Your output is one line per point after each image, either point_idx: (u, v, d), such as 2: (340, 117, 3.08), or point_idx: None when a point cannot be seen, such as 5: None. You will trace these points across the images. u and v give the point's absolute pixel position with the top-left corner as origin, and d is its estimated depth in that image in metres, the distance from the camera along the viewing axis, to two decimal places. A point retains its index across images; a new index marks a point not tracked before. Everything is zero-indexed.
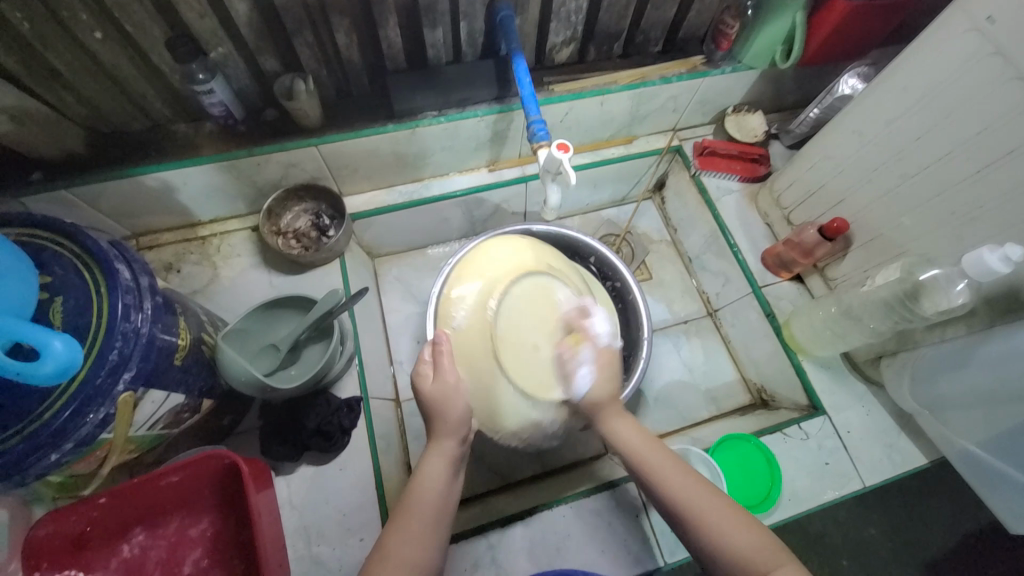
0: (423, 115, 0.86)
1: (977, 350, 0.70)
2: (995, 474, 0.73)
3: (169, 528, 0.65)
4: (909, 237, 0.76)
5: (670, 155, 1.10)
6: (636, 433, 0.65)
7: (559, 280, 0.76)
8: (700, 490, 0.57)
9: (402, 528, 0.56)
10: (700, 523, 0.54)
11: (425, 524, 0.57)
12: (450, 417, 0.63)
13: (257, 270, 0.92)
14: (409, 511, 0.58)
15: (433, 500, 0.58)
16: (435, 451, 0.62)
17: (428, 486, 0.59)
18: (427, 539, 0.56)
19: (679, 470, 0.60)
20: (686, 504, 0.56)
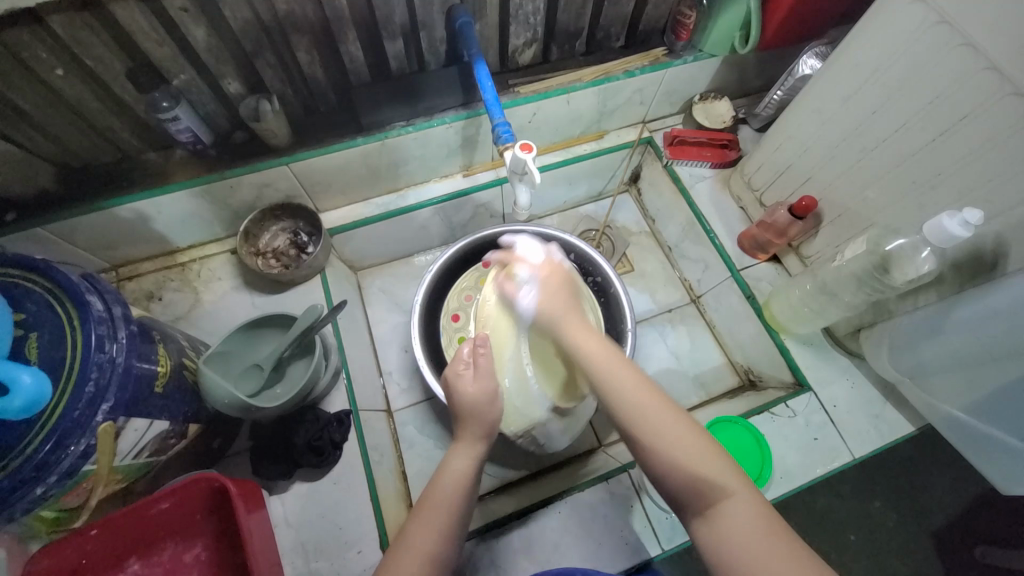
0: (392, 126, 0.87)
1: (949, 315, 0.72)
2: (980, 436, 0.74)
3: (164, 555, 0.65)
4: (876, 209, 0.77)
5: (641, 147, 1.11)
6: (599, 347, 0.59)
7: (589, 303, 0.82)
8: (660, 407, 0.54)
9: (424, 520, 0.56)
10: (667, 451, 0.51)
11: (447, 520, 0.56)
12: (485, 420, 0.64)
13: (238, 292, 0.92)
14: (433, 504, 0.57)
15: (455, 497, 0.58)
16: (461, 449, 0.63)
17: (454, 482, 0.59)
18: (445, 537, 0.55)
19: (660, 406, 0.54)
20: (639, 418, 0.53)
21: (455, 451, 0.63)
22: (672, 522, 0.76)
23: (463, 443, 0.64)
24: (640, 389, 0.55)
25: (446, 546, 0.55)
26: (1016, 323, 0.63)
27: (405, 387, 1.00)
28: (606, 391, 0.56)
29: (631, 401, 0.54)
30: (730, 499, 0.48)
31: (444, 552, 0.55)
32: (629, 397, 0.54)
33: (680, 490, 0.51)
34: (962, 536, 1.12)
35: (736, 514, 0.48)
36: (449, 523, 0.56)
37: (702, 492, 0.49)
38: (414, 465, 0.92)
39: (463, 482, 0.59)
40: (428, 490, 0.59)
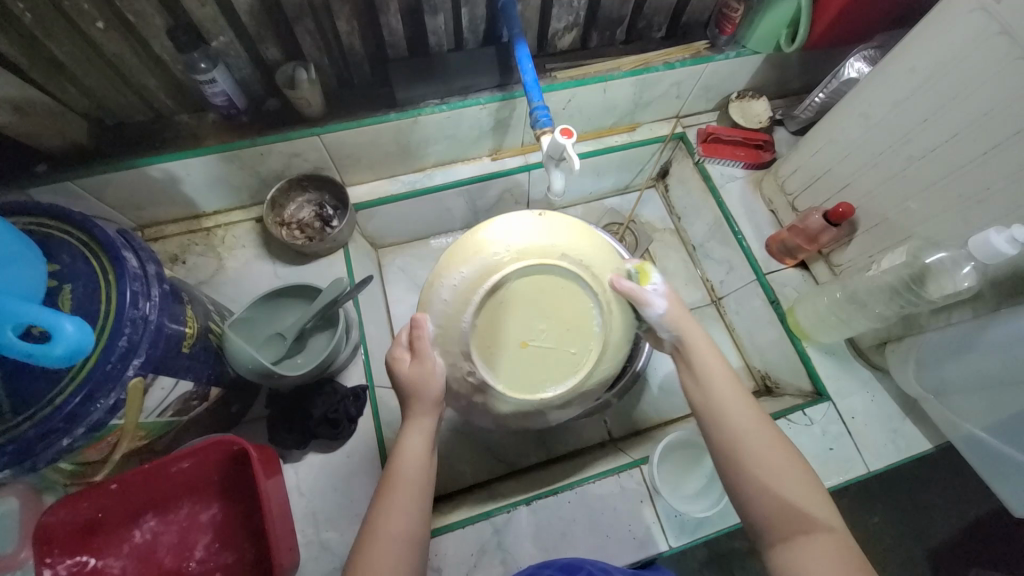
0: (425, 104, 0.86)
1: (982, 335, 0.70)
2: (1002, 459, 0.73)
3: (180, 513, 0.66)
4: (916, 220, 0.75)
5: (673, 143, 1.09)
6: (723, 375, 0.61)
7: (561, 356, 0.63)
8: (772, 442, 0.56)
9: (395, 503, 0.56)
10: (765, 474, 0.55)
11: (411, 499, 0.57)
12: (428, 398, 0.61)
13: (261, 260, 0.92)
14: (393, 485, 0.57)
15: (412, 478, 0.58)
16: (414, 425, 0.61)
17: (410, 462, 0.59)
18: (412, 513, 0.56)
19: (777, 448, 0.56)
20: (746, 439, 0.56)
21: (410, 426, 0.61)
22: (681, 520, 0.76)
23: (416, 418, 0.61)
24: (763, 437, 0.56)
25: (416, 521, 0.56)
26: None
27: None
28: (719, 414, 0.59)
29: (748, 433, 0.57)
30: (819, 535, 0.51)
31: (416, 527, 0.56)
32: (752, 441, 0.56)
33: (771, 514, 0.53)
34: (964, 558, 1.11)
35: (824, 549, 0.51)
36: (412, 501, 0.57)
37: (795, 523, 0.52)
38: None
39: (422, 459, 0.60)
40: (390, 473, 0.58)
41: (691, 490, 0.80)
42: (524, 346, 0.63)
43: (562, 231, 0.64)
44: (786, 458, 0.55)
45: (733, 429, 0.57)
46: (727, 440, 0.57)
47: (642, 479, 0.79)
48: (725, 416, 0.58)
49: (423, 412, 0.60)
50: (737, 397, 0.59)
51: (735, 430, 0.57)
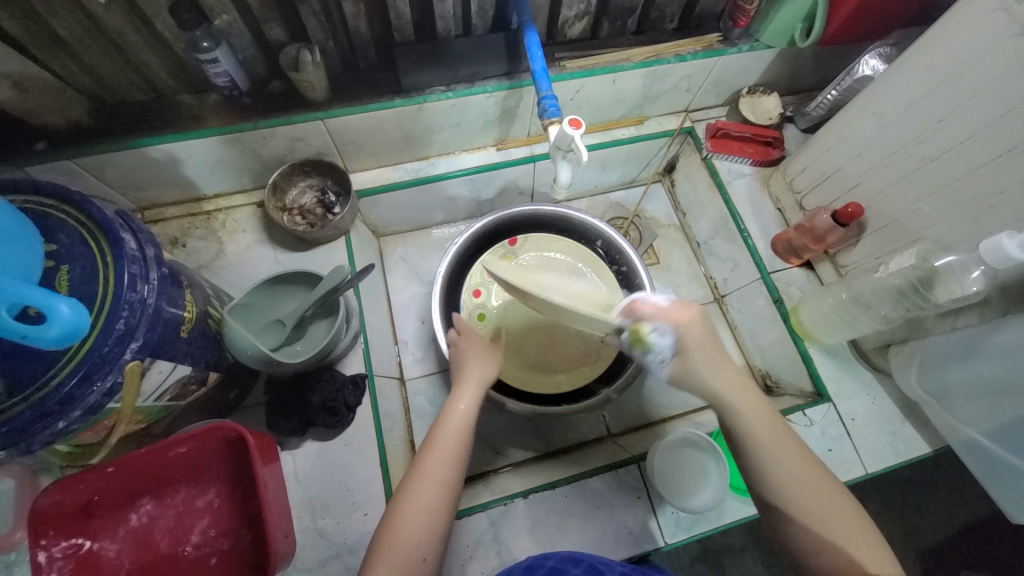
0: (431, 90, 0.84)
1: (987, 340, 0.70)
2: (1001, 464, 0.73)
3: (177, 498, 0.65)
4: (926, 222, 0.74)
5: (681, 137, 1.08)
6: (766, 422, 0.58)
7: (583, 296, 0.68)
8: (819, 484, 0.55)
9: (433, 458, 0.59)
10: (811, 517, 0.53)
11: (455, 450, 0.60)
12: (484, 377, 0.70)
13: (262, 246, 0.91)
14: (439, 435, 0.61)
15: (460, 432, 0.62)
16: (466, 391, 0.67)
17: (458, 419, 0.63)
18: (455, 462, 0.60)
19: (828, 495, 0.54)
20: (792, 484, 0.55)
21: (462, 390, 0.67)
22: (678, 517, 0.76)
23: (470, 382, 0.67)
24: (815, 484, 0.55)
25: (455, 470, 0.59)
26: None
27: (419, 358, 0.99)
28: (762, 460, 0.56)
29: (793, 479, 0.55)
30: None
31: (455, 477, 0.59)
32: (801, 485, 0.54)
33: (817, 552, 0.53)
34: (955, 560, 1.12)
35: None
36: (458, 454, 0.60)
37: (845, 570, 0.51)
38: (422, 435, 0.92)
39: (466, 420, 0.64)
40: (434, 432, 0.62)
41: (696, 478, 0.77)
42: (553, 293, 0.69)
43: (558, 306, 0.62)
44: (835, 498, 0.54)
45: (781, 479, 0.55)
46: (771, 486, 0.55)
47: (640, 476, 0.79)
48: (775, 467, 0.55)
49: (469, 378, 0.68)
50: (786, 447, 0.56)
51: (779, 473, 0.55)
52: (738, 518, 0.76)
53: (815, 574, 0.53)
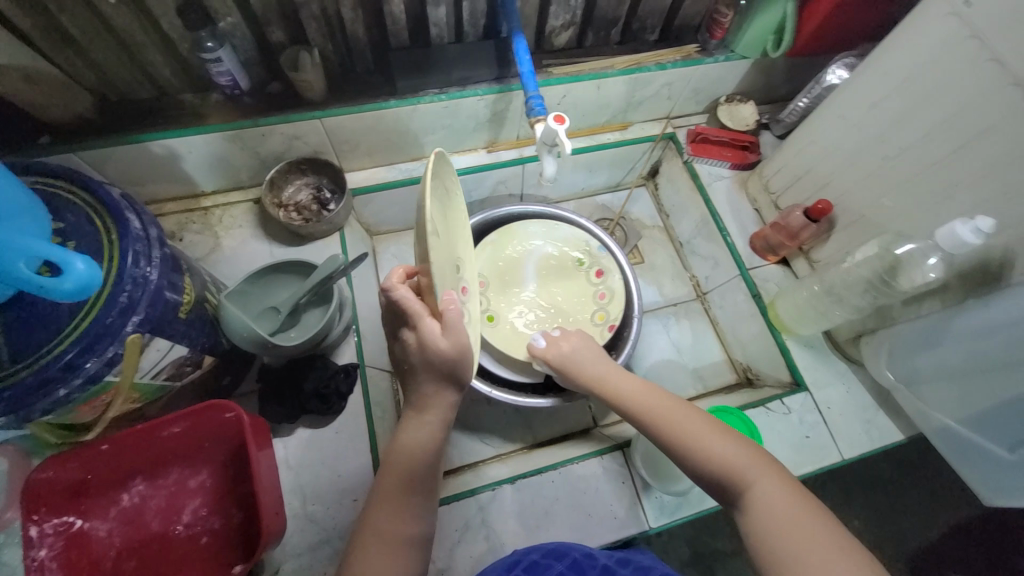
0: (425, 92, 0.88)
1: (952, 324, 0.74)
2: (970, 446, 0.76)
3: (169, 478, 0.67)
4: (890, 217, 0.79)
5: (664, 142, 1.13)
6: (646, 391, 0.68)
7: (551, 272, 1.00)
8: (698, 420, 0.61)
9: (387, 501, 0.61)
10: (699, 446, 0.59)
11: (414, 503, 0.61)
12: (438, 396, 0.64)
13: (257, 240, 0.93)
14: (395, 482, 0.62)
15: (419, 472, 0.62)
16: (420, 424, 0.65)
17: (412, 461, 0.63)
18: (410, 515, 0.61)
19: (705, 427, 0.60)
20: (677, 426, 0.62)
21: (421, 419, 0.65)
22: (663, 501, 0.78)
23: (430, 408, 0.65)
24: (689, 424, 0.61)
25: (415, 523, 0.61)
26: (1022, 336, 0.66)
27: None
28: (649, 416, 0.65)
29: (672, 423, 0.62)
30: (759, 481, 0.55)
31: (414, 529, 0.60)
32: (682, 422, 0.62)
33: (714, 477, 0.57)
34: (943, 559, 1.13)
35: (766, 491, 0.53)
36: (417, 505, 0.62)
37: (734, 481, 0.56)
38: None
39: (418, 454, 0.63)
40: (392, 467, 0.63)
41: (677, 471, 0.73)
42: (526, 277, 0.99)
43: (506, 332, 0.93)
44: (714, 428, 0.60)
45: (671, 428, 0.62)
46: (664, 432, 0.62)
47: (624, 461, 0.81)
48: (661, 421, 0.63)
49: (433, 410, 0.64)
50: (666, 403, 0.65)
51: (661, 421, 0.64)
52: (717, 502, 0.78)
53: (724, 496, 0.57)
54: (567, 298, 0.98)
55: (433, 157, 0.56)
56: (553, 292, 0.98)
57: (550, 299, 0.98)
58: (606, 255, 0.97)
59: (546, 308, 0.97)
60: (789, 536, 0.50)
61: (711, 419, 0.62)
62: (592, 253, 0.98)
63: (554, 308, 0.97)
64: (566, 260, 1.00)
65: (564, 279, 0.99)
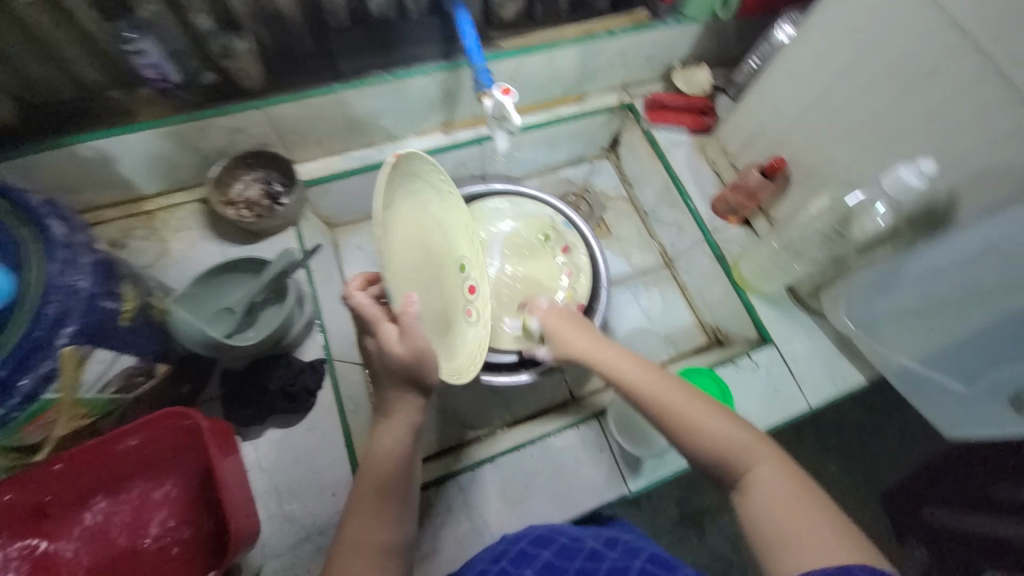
0: (372, 74, 0.86)
1: (905, 266, 0.75)
2: (926, 383, 0.80)
3: (132, 493, 0.65)
4: (841, 168, 0.81)
5: (622, 112, 1.11)
6: (642, 369, 0.63)
7: (517, 255, 0.98)
8: (700, 402, 0.58)
9: (362, 507, 0.59)
10: (701, 429, 0.56)
11: (391, 507, 0.59)
12: (411, 395, 0.62)
13: (208, 241, 0.89)
14: (370, 484, 0.60)
15: (394, 475, 0.60)
16: (393, 425, 0.63)
17: (386, 464, 0.61)
18: (386, 519, 0.59)
19: (709, 412, 0.57)
20: (678, 408, 0.58)
21: (389, 425, 0.63)
22: (641, 465, 0.79)
23: (397, 413, 0.63)
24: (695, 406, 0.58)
25: (391, 527, 0.59)
26: (973, 276, 0.69)
27: None
28: (645, 394, 0.60)
29: (673, 404, 0.58)
30: (758, 467, 0.53)
31: (391, 534, 0.58)
32: (682, 404, 0.58)
33: (713, 460, 0.55)
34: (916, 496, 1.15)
35: (767, 476, 0.52)
36: (394, 510, 0.59)
37: (734, 464, 0.54)
38: None
39: (390, 459, 0.61)
40: (366, 472, 0.61)
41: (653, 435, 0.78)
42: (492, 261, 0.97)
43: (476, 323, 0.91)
44: (718, 411, 0.57)
45: (672, 409, 0.58)
46: (663, 413, 0.58)
47: (602, 431, 0.81)
48: (661, 402, 0.59)
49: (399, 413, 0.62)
50: (666, 383, 0.61)
51: (659, 401, 0.59)
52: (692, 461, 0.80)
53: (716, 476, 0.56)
54: (535, 279, 0.96)
55: (388, 160, 0.56)
56: (521, 274, 0.96)
57: (518, 282, 0.96)
58: (571, 231, 0.97)
59: (515, 292, 0.95)
60: (785, 520, 0.49)
61: (714, 403, 0.59)
62: (557, 229, 0.99)
63: (523, 290, 0.95)
64: (531, 239, 0.99)
65: (530, 260, 0.97)
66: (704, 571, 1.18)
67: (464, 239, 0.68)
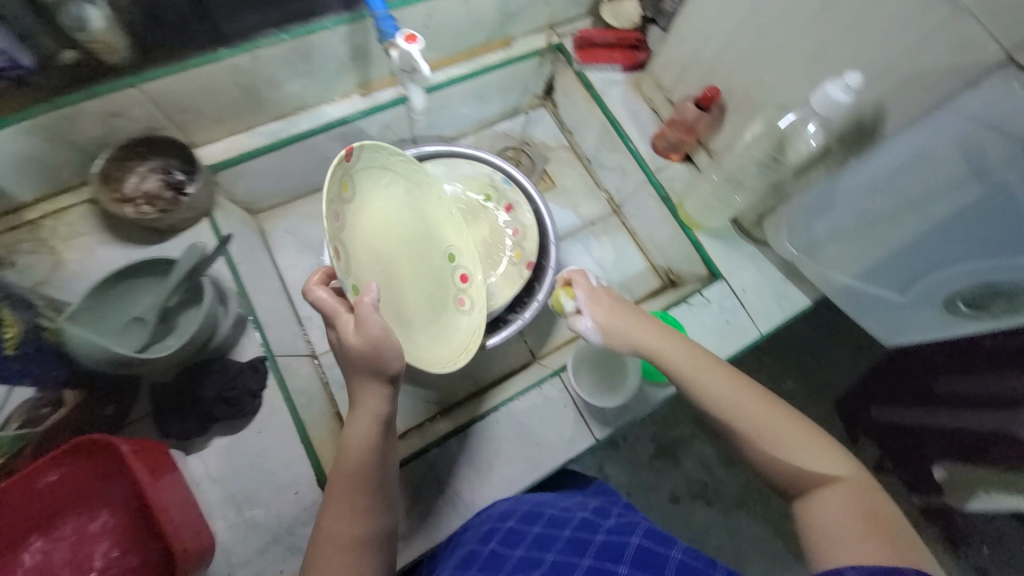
0: (264, 34, 0.75)
1: (837, 186, 0.76)
2: (863, 296, 0.83)
3: (67, 529, 0.61)
4: (773, 92, 0.80)
5: (553, 54, 1.04)
6: (719, 376, 0.61)
7: (468, 220, 0.91)
8: (776, 415, 0.57)
9: (335, 502, 0.57)
10: (770, 440, 0.55)
11: (363, 500, 0.58)
12: (381, 372, 0.58)
13: (110, 246, 0.80)
14: (339, 478, 0.58)
15: (365, 467, 0.58)
16: (360, 415, 0.60)
17: (356, 456, 0.59)
18: (359, 513, 0.57)
19: (787, 427, 0.56)
20: (751, 420, 0.57)
21: (355, 415, 0.61)
22: (606, 413, 0.80)
23: (360, 402, 0.61)
24: (772, 412, 0.57)
25: (364, 520, 0.57)
26: (904, 185, 0.69)
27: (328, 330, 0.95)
28: (713, 399, 0.59)
29: (747, 414, 0.57)
30: (827, 484, 0.51)
31: (365, 527, 0.57)
32: (753, 414, 0.57)
33: (780, 472, 0.54)
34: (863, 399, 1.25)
35: (835, 495, 0.50)
36: (367, 502, 0.58)
37: (803, 478, 0.53)
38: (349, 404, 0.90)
39: (363, 451, 0.59)
40: (339, 466, 0.59)
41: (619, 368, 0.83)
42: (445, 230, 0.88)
43: None
44: (797, 427, 0.56)
45: (748, 419, 0.57)
46: (733, 419, 0.57)
47: (564, 386, 0.81)
48: (734, 411, 0.58)
49: (372, 388, 0.60)
50: (743, 393, 0.59)
51: (730, 408, 0.58)
52: (653, 402, 0.82)
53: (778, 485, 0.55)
54: (486, 243, 0.91)
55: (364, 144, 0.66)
56: (476, 240, 0.91)
57: (473, 248, 0.90)
58: (512, 189, 0.93)
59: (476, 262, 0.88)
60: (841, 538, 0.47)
61: (794, 418, 0.57)
62: (498, 188, 0.94)
63: (481, 258, 0.89)
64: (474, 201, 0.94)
65: (478, 224, 0.92)
66: (681, 497, 1.24)
67: (452, 230, 0.75)
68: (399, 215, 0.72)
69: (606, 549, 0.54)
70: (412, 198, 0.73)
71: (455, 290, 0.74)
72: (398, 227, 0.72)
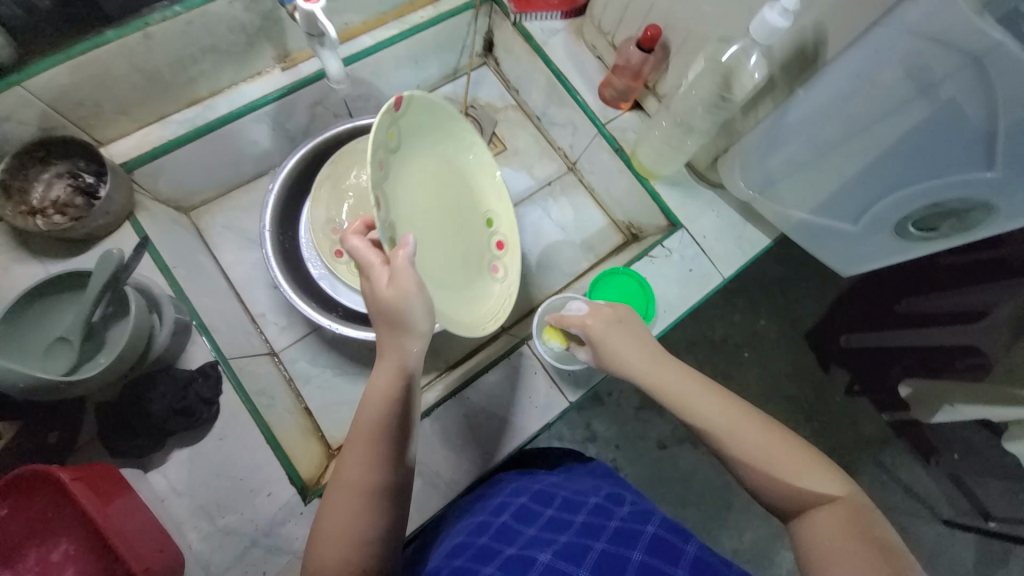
0: (152, 9, 0.67)
1: (784, 120, 0.74)
2: (818, 229, 0.83)
3: (30, 560, 0.58)
4: (714, 24, 0.76)
5: (486, 7, 0.96)
6: (715, 402, 0.58)
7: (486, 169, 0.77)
8: (772, 438, 0.54)
9: (352, 452, 0.54)
10: (769, 466, 0.52)
11: (380, 449, 0.54)
12: (412, 322, 0.56)
13: (27, 264, 0.73)
14: (355, 432, 0.55)
15: (387, 414, 0.55)
16: (388, 363, 0.57)
17: (374, 410, 0.55)
18: (377, 463, 0.53)
19: (783, 450, 0.53)
20: (749, 446, 0.54)
21: (383, 364, 0.58)
22: (578, 376, 0.79)
23: (387, 352, 0.58)
24: (771, 442, 0.54)
25: (382, 470, 0.53)
26: (849, 112, 0.67)
27: (285, 325, 0.91)
28: (707, 425, 0.56)
29: (743, 441, 0.54)
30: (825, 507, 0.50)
31: (382, 479, 0.53)
32: (750, 438, 0.54)
33: (778, 497, 0.52)
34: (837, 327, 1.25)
35: (833, 518, 0.49)
36: (386, 452, 0.54)
37: (800, 503, 0.51)
38: (317, 397, 0.88)
39: (386, 402, 0.55)
40: (359, 417, 0.56)
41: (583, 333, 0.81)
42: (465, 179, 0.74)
43: (462, 267, 0.71)
44: (792, 447, 0.53)
45: (745, 445, 0.54)
46: (729, 446, 0.55)
47: (534, 353, 0.80)
48: (730, 438, 0.55)
49: (405, 332, 0.56)
50: (738, 417, 0.56)
51: (724, 435, 0.55)
52: None
53: (773, 508, 0.53)
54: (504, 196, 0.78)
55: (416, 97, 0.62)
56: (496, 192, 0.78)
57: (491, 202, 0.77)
58: None
59: (493, 219, 0.77)
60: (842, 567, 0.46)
61: (791, 438, 0.55)
62: None
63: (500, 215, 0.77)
64: None
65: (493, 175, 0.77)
66: (667, 443, 1.27)
67: (491, 195, 0.77)
68: (439, 172, 0.69)
69: (620, 536, 0.56)
70: (452, 152, 0.72)
71: (489, 256, 0.76)
72: (444, 185, 0.70)
